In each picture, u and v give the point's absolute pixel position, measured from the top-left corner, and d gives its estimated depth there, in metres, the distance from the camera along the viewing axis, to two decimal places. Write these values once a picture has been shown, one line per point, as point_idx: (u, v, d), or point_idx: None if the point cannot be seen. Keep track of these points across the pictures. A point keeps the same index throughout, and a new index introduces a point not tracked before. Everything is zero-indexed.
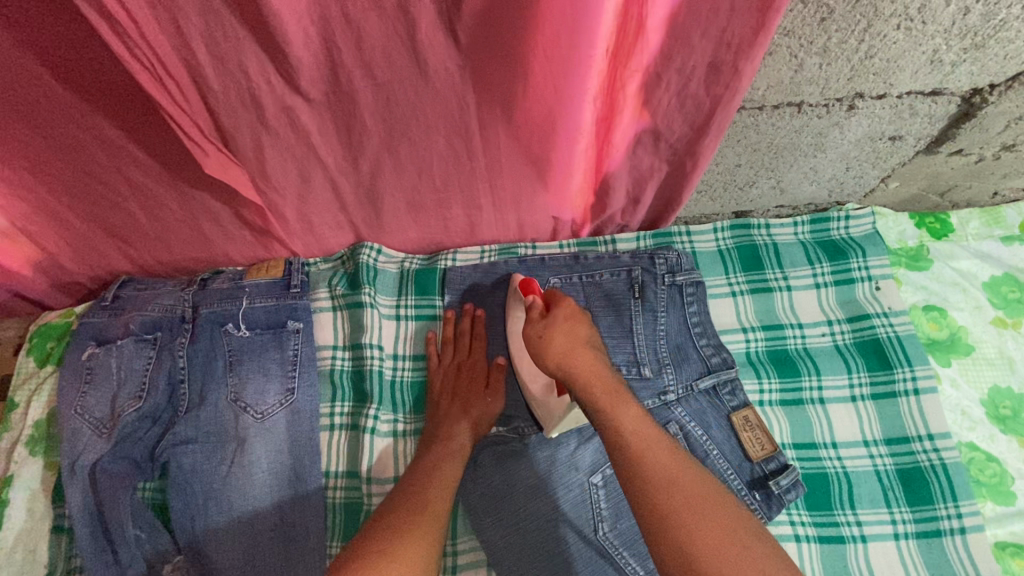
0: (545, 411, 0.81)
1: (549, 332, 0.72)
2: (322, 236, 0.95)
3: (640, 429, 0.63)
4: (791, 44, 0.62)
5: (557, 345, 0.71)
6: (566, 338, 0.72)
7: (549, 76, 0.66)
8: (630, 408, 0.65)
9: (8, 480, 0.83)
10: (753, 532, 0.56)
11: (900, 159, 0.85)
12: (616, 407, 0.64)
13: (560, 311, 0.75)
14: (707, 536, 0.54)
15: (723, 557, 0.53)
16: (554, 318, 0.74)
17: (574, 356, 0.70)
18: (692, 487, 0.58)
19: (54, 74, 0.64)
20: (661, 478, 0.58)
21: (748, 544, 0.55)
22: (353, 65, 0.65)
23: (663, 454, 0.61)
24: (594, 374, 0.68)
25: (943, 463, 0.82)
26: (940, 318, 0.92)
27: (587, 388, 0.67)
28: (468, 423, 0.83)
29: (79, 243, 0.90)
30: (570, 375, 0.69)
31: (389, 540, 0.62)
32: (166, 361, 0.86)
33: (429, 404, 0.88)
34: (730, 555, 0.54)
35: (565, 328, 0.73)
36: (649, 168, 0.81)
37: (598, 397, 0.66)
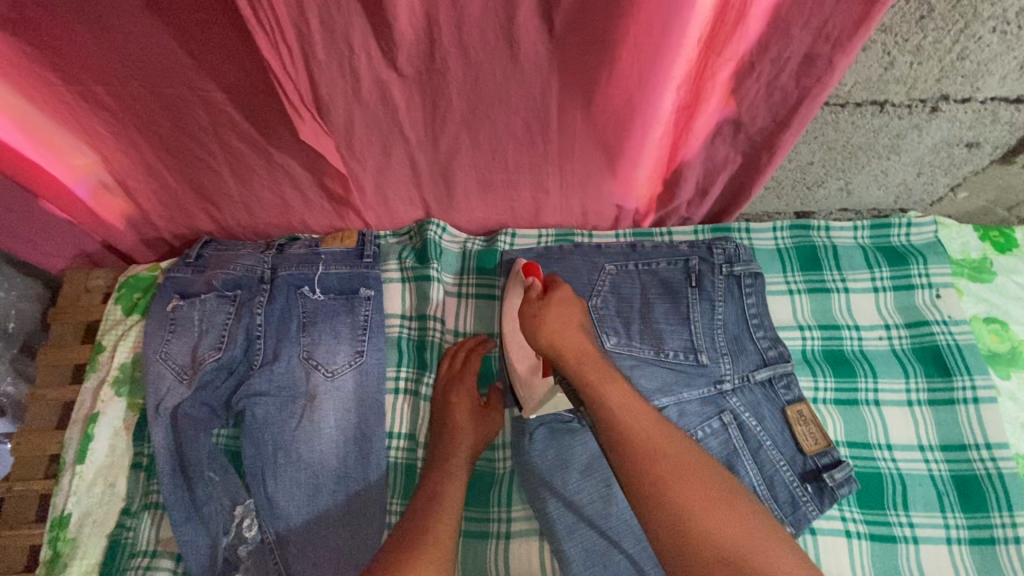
0: (529, 391, 0.85)
1: (543, 311, 0.71)
2: (394, 210, 0.99)
3: (630, 408, 0.61)
4: (886, 41, 0.65)
5: (550, 323, 0.69)
6: (558, 320, 0.70)
7: (638, 64, 0.69)
8: (621, 386, 0.64)
9: (95, 416, 0.89)
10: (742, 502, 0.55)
11: (973, 168, 0.85)
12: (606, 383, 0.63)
13: (556, 296, 0.73)
14: (700, 506, 0.54)
15: (718, 525, 0.53)
16: (551, 298, 0.72)
17: (564, 334, 0.68)
18: (683, 464, 0.57)
19: (177, 38, 0.69)
20: (647, 453, 0.58)
21: (741, 517, 0.54)
22: (450, 44, 0.69)
23: (654, 432, 0.60)
24: (580, 349, 0.67)
25: (999, 473, 0.81)
26: (1001, 330, 0.91)
27: (577, 363, 0.66)
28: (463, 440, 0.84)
29: (169, 202, 0.96)
30: (561, 354, 0.67)
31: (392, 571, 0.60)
32: (244, 317, 0.90)
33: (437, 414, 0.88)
34: (726, 524, 0.53)
35: (560, 309, 0.71)
36: (723, 160, 0.83)
37: (585, 374, 0.64)
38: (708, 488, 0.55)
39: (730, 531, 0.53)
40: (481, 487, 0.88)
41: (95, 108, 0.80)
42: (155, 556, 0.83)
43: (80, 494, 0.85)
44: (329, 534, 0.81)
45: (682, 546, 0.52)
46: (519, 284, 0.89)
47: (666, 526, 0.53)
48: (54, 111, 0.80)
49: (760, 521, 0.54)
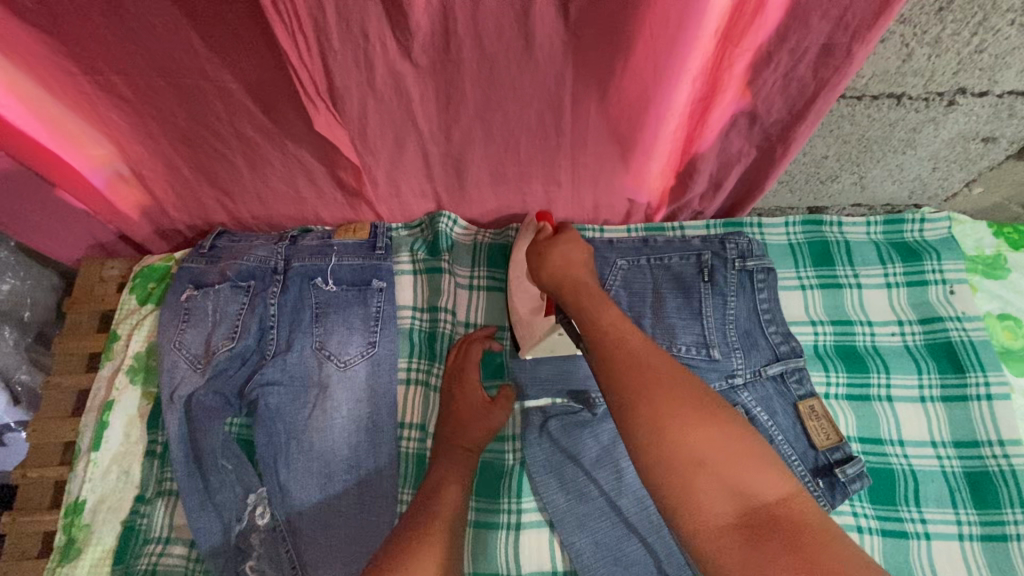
0: (529, 332, 0.85)
1: (547, 250, 0.77)
2: (406, 202, 0.99)
3: (620, 325, 0.63)
4: (905, 33, 0.65)
5: (552, 260, 0.75)
6: (561, 257, 0.75)
7: (654, 56, 0.69)
8: (611, 309, 0.66)
9: (109, 404, 0.90)
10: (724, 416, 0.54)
11: (989, 162, 0.85)
12: (601, 307, 0.66)
13: (563, 236, 0.78)
14: (678, 412, 0.53)
15: (695, 433, 0.52)
16: (556, 241, 0.77)
17: (565, 270, 0.73)
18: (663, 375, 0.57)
19: (194, 27, 0.70)
20: (629, 366, 0.58)
21: (719, 427, 0.53)
22: (466, 35, 0.69)
23: (641, 350, 0.60)
24: (579, 282, 0.71)
25: (1012, 469, 0.81)
26: (1016, 327, 0.91)
27: (573, 294, 0.70)
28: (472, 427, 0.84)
29: (184, 193, 0.97)
30: (558, 286, 0.72)
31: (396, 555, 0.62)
32: (258, 307, 0.90)
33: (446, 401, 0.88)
34: (702, 429, 0.52)
35: (565, 247, 0.76)
36: (737, 153, 0.83)
37: (581, 302, 0.68)
38: (688, 397, 0.55)
39: (705, 437, 0.52)
40: (492, 477, 0.88)
41: (113, 98, 0.81)
42: (169, 543, 0.83)
43: (95, 480, 0.86)
44: (340, 523, 0.82)
45: (656, 448, 0.52)
46: (530, 229, 0.90)
47: (642, 431, 0.53)
48: (73, 101, 0.81)
49: (738, 431, 0.53)
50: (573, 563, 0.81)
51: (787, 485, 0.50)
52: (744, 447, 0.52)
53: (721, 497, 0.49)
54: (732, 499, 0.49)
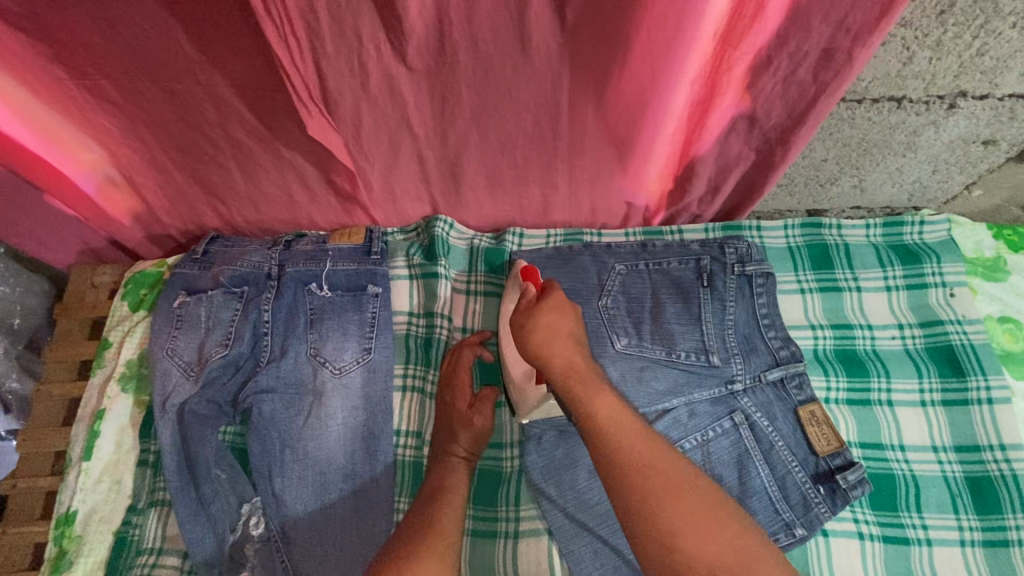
0: (522, 398, 0.84)
1: (532, 322, 0.69)
2: (401, 206, 0.98)
3: (618, 417, 0.63)
4: (906, 35, 0.64)
5: (538, 334, 0.68)
6: (547, 330, 0.68)
7: (652, 58, 0.68)
8: (607, 395, 0.65)
9: (100, 413, 0.89)
10: (729, 517, 0.58)
11: (989, 165, 0.84)
12: (594, 393, 0.65)
13: (549, 301, 0.71)
14: (690, 528, 0.56)
15: (705, 545, 0.55)
16: (541, 305, 0.70)
17: (551, 346, 0.67)
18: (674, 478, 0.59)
19: (185, 31, 0.69)
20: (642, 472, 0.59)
21: (727, 536, 0.56)
22: (462, 38, 0.68)
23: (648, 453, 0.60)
24: (571, 364, 0.67)
25: (1014, 474, 0.80)
26: (1017, 330, 0.90)
27: (563, 377, 0.66)
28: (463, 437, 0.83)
29: (175, 198, 0.95)
30: (549, 365, 0.67)
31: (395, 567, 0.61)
32: (251, 313, 0.89)
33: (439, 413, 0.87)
34: (710, 538, 0.56)
35: (550, 316, 0.69)
36: (736, 157, 0.82)
37: (572, 389, 0.66)
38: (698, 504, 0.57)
39: (718, 552, 0.55)
40: (489, 485, 0.87)
41: (103, 104, 0.79)
42: (161, 554, 0.82)
43: (87, 491, 0.85)
44: (336, 531, 0.80)
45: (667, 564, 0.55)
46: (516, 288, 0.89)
47: (656, 548, 0.55)
48: (61, 106, 0.80)
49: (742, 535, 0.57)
50: (571, 572, 0.79)
51: None
52: (748, 551, 0.56)
53: None
54: None
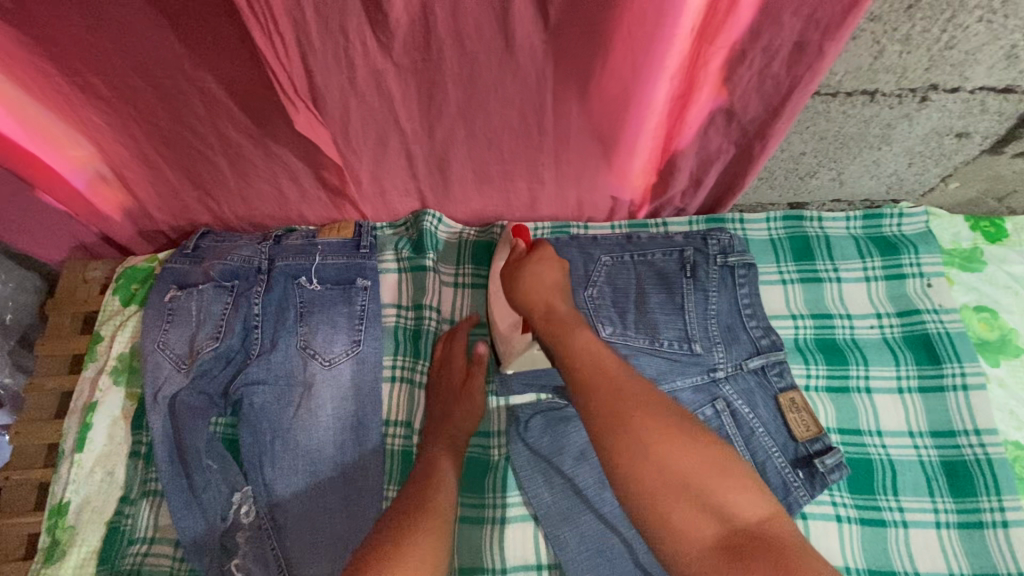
0: (508, 347, 0.88)
1: (522, 269, 0.76)
2: (390, 201, 1.00)
3: (596, 349, 0.64)
4: (875, 30, 0.66)
5: (523, 281, 0.75)
6: (533, 275, 0.75)
7: (632, 54, 0.70)
8: (585, 333, 0.67)
9: (93, 405, 0.90)
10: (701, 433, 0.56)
11: (963, 158, 0.87)
12: (573, 331, 0.67)
13: (536, 255, 0.78)
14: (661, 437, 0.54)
15: (678, 454, 0.53)
16: (529, 257, 0.77)
17: (534, 290, 0.73)
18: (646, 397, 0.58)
19: (172, 27, 0.70)
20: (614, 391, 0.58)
21: (702, 445, 0.54)
22: (446, 33, 0.69)
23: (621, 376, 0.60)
24: (551, 306, 0.71)
25: (988, 458, 0.83)
26: (992, 319, 0.93)
27: (545, 319, 0.70)
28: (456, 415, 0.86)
29: (166, 194, 0.97)
30: (531, 306, 0.72)
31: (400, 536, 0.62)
32: (242, 307, 0.90)
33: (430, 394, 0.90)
34: (682, 448, 0.53)
35: (537, 266, 0.76)
36: (716, 150, 0.84)
37: (552, 328, 0.68)
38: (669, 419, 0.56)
39: (692, 461, 0.53)
40: (477, 473, 0.88)
41: (92, 99, 0.80)
42: (153, 543, 0.83)
43: (79, 481, 0.86)
44: (326, 519, 0.82)
45: (643, 476, 0.52)
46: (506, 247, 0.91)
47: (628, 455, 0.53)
48: (51, 102, 0.81)
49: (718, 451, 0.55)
50: (557, 557, 0.81)
51: (767, 507, 0.52)
52: (724, 465, 0.53)
53: (707, 518, 0.50)
54: (716, 521, 0.50)
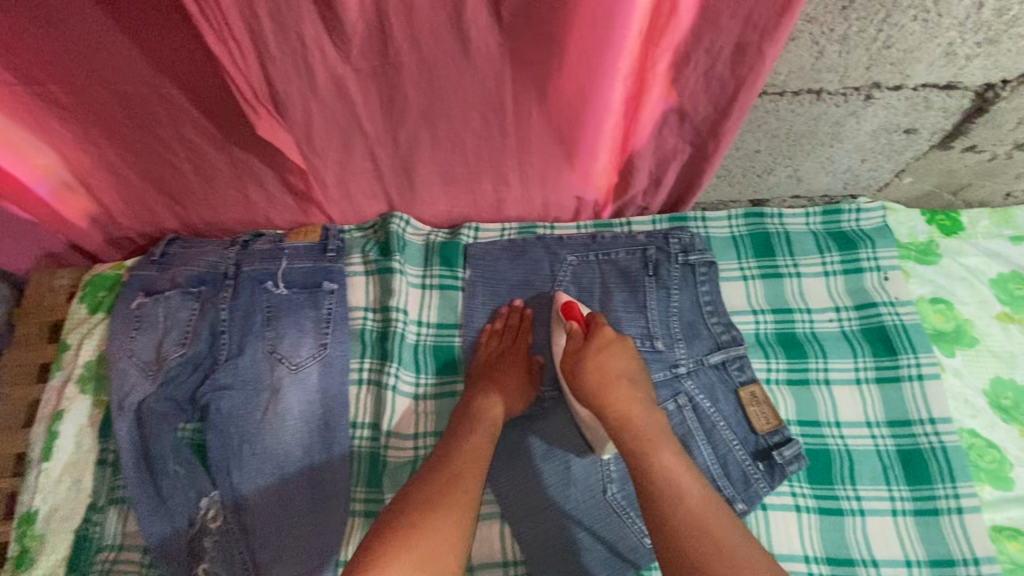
0: (598, 436, 0.81)
1: (585, 362, 0.77)
2: (357, 204, 1.00)
3: (681, 481, 0.66)
4: (813, 31, 0.68)
5: (591, 381, 0.75)
6: (598, 373, 0.75)
7: (583, 56, 0.71)
8: (664, 453, 0.68)
9: (59, 414, 0.90)
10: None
11: (915, 153, 0.89)
12: (657, 453, 0.68)
13: (598, 343, 0.78)
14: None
15: None
16: (591, 348, 0.78)
17: (606, 393, 0.74)
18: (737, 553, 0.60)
19: (129, 35, 0.71)
20: (698, 536, 0.61)
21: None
22: (402, 38, 0.70)
23: (711, 522, 0.62)
24: (624, 415, 0.72)
25: (943, 446, 0.85)
26: (947, 310, 0.95)
27: (621, 430, 0.71)
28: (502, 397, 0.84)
29: (132, 201, 0.97)
30: (605, 414, 0.73)
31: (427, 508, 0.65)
32: (209, 312, 0.91)
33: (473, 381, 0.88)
34: None
35: (601, 360, 0.77)
36: (672, 149, 0.86)
37: (631, 446, 0.69)
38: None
39: None
40: None
41: (53, 107, 0.81)
42: (122, 549, 0.84)
43: (48, 490, 0.86)
44: (292, 521, 0.82)
45: None
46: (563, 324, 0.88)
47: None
48: (12, 111, 0.81)
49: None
50: (523, 553, 0.82)
51: None
52: None
53: None
54: None
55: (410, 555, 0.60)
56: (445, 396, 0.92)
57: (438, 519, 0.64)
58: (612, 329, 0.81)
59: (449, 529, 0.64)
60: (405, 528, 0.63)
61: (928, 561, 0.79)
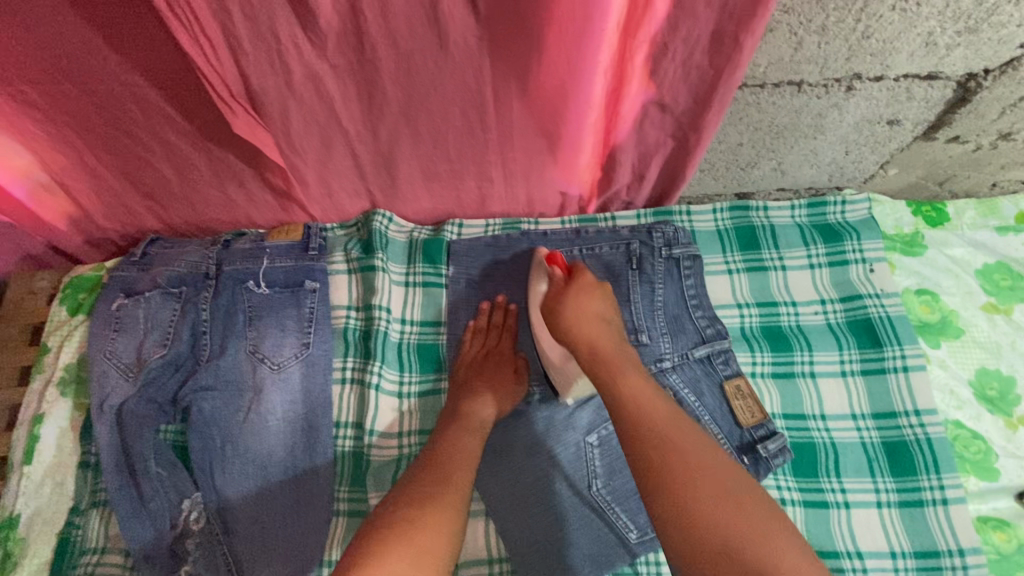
0: (565, 378, 0.84)
1: (564, 298, 0.79)
2: (339, 202, 0.99)
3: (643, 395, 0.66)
4: (790, 22, 0.67)
5: (568, 314, 0.77)
6: (576, 308, 0.78)
7: (562, 51, 0.70)
8: (632, 376, 0.68)
9: (39, 418, 0.89)
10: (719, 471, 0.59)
11: (898, 144, 0.88)
12: (622, 376, 0.69)
13: (578, 283, 0.81)
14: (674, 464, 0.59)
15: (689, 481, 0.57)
16: (571, 287, 0.80)
17: (582, 326, 0.76)
18: (697, 455, 0.59)
19: (99, 32, 0.69)
20: (648, 427, 0.62)
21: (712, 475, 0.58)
22: (377, 32, 0.69)
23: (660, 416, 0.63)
24: (594, 345, 0.74)
25: (927, 437, 0.85)
26: (932, 301, 0.95)
27: (590, 358, 0.73)
28: (486, 398, 0.83)
29: (111, 201, 0.96)
30: (578, 346, 0.75)
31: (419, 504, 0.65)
32: (190, 313, 0.90)
33: (456, 384, 0.87)
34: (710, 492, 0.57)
35: (579, 298, 0.79)
36: (655, 143, 0.85)
37: (600, 370, 0.71)
38: (722, 492, 0.57)
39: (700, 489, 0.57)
40: None
41: (24, 108, 0.79)
42: (105, 553, 0.83)
43: (28, 494, 0.85)
44: (275, 522, 0.82)
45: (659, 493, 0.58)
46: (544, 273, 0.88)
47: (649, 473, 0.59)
48: None
49: (764, 529, 0.55)
50: (508, 551, 0.82)
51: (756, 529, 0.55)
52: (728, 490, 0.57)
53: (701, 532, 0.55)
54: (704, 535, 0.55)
55: (404, 546, 0.60)
56: (429, 394, 0.92)
57: (430, 515, 0.64)
58: (592, 275, 0.83)
59: (444, 525, 0.64)
60: (398, 519, 0.63)
61: (913, 552, 0.80)
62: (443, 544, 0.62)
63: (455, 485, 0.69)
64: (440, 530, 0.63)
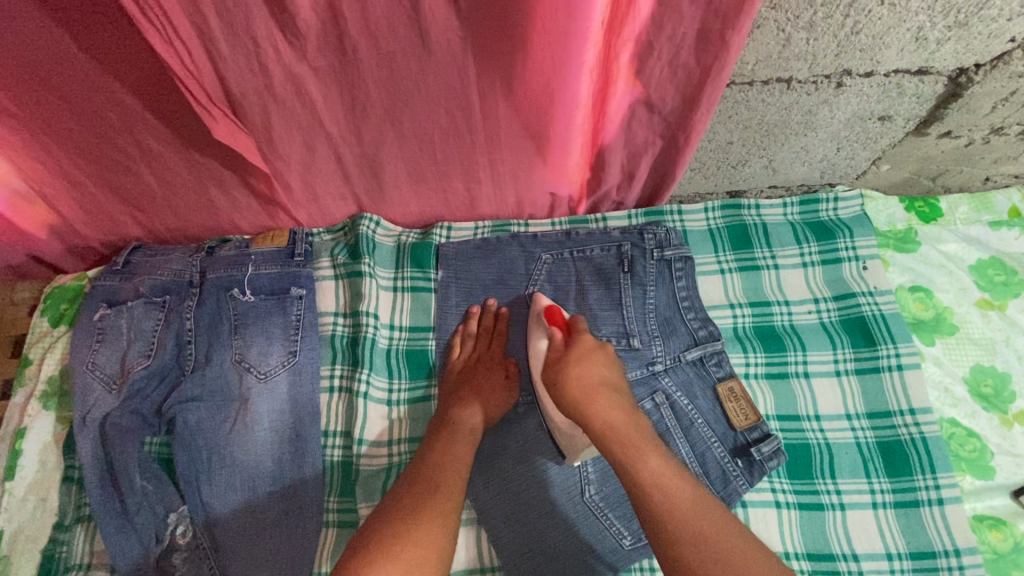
0: (571, 442, 0.79)
1: (568, 369, 0.75)
2: (325, 206, 0.98)
3: (663, 477, 0.64)
4: (778, 18, 0.66)
5: (574, 387, 0.73)
6: (581, 380, 0.74)
7: (547, 51, 0.69)
8: (650, 456, 0.66)
9: (21, 432, 0.88)
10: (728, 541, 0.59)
11: (890, 140, 0.87)
12: (643, 455, 0.66)
13: (580, 348, 0.77)
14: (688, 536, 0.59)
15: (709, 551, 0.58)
16: (572, 355, 0.76)
17: (591, 400, 0.72)
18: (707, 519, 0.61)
19: (72, 37, 0.67)
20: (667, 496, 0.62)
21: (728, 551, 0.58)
22: (357, 33, 0.67)
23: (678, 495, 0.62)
24: (606, 421, 0.70)
25: (922, 437, 0.84)
26: (926, 298, 0.94)
27: (603, 436, 0.69)
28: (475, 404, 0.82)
29: (91, 209, 0.94)
30: (589, 423, 0.71)
31: (410, 514, 0.64)
32: (174, 323, 0.89)
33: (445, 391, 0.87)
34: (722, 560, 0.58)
35: (583, 367, 0.75)
36: (643, 143, 0.84)
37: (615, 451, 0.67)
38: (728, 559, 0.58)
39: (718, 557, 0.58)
40: None
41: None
42: (90, 569, 0.81)
43: (12, 510, 0.84)
44: (263, 534, 0.81)
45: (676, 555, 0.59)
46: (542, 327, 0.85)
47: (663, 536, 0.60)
48: None
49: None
50: (500, 560, 0.81)
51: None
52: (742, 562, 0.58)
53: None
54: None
55: (395, 559, 0.58)
56: (419, 401, 0.90)
57: (422, 525, 0.62)
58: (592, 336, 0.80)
59: (436, 536, 0.62)
60: (389, 531, 0.61)
61: (909, 553, 0.79)
62: (435, 555, 0.61)
63: (448, 494, 0.68)
64: (432, 540, 0.61)
